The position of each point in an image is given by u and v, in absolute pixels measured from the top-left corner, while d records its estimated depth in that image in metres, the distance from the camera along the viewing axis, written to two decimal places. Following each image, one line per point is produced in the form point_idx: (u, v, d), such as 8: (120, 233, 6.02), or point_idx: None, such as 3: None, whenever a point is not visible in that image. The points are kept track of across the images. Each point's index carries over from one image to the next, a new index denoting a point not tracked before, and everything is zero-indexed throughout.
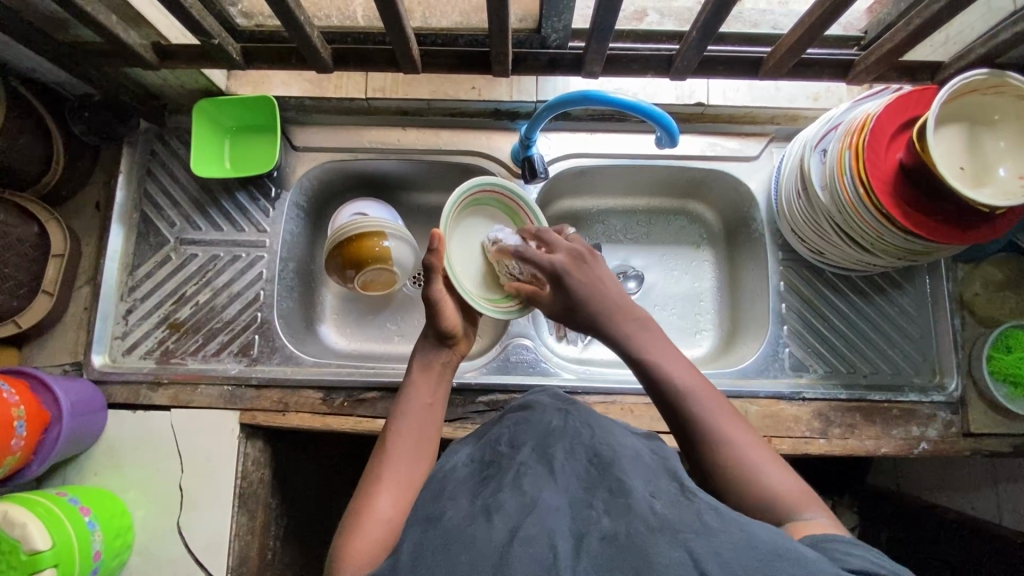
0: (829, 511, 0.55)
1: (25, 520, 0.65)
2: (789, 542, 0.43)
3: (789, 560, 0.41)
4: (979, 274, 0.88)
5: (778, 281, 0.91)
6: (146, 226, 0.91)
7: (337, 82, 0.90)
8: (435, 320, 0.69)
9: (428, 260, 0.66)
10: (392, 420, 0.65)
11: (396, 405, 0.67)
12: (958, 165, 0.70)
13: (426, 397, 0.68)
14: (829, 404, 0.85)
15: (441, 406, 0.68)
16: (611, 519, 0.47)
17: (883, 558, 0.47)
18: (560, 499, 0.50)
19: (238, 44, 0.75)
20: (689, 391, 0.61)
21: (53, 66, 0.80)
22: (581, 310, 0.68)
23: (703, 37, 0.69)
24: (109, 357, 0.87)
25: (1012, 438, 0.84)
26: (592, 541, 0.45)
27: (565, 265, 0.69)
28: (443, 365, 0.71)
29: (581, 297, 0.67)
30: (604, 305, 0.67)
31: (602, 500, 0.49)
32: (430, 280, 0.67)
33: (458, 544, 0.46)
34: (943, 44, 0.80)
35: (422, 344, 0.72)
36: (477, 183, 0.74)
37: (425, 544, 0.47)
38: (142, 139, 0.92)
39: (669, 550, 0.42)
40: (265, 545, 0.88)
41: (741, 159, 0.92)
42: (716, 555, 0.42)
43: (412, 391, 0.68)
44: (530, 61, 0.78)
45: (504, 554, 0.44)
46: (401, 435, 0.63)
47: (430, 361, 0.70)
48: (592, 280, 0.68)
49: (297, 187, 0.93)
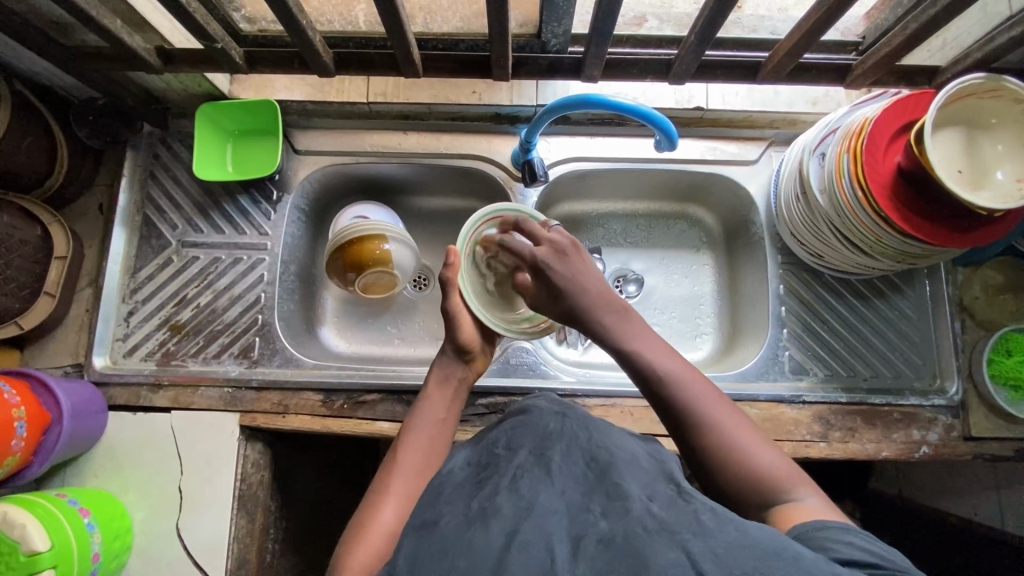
0: (821, 491, 0.55)
1: (25, 522, 0.65)
2: (785, 540, 0.43)
3: (785, 559, 0.41)
4: (978, 277, 0.88)
5: (778, 285, 0.91)
6: (148, 228, 0.92)
7: (339, 87, 0.90)
8: (452, 332, 0.71)
9: (444, 274, 0.70)
10: (406, 432, 0.66)
11: (410, 417, 0.68)
12: (956, 169, 0.71)
13: (439, 412, 0.68)
14: (829, 407, 0.85)
15: (453, 421, 0.69)
16: (608, 522, 0.47)
17: (881, 546, 0.46)
18: (557, 501, 0.50)
19: (241, 49, 0.76)
20: (676, 377, 0.61)
21: (58, 70, 0.80)
22: (563, 301, 0.67)
23: (701, 42, 0.70)
24: (110, 359, 0.87)
25: (1013, 442, 0.83)
26: (589, 543, 0.45)
27: (548, 256, 0.68)
28: (459, 381, 0.72)
29: (563, 287, 0.67)
30: (586, 294, 0.66)
31: (599, 504, 0.49)
32: (448, 292, 0.70)
33: (456, 551, 0.45)
34: (941, 49, 0.80)
35: (440, 357, 0.73)
36: (501, 208, 0.74)
37: (421, 550, 0.47)
38: (145, 142, 0.92)
39: (666, 552, 0.42)
40: (264, 549, 0.87)
41: (741, 163, 0.93)
42: (714, 556, 0.41)
43: (425, 405, 0.68)
44: (530, 66, 0.79)
45: (501, 559, 0.44)
46: (411, 448, 0.64)
47: (447, 376, 0.71)
48: (571, 271, 0.67)
49: (298, 190, 0.93)
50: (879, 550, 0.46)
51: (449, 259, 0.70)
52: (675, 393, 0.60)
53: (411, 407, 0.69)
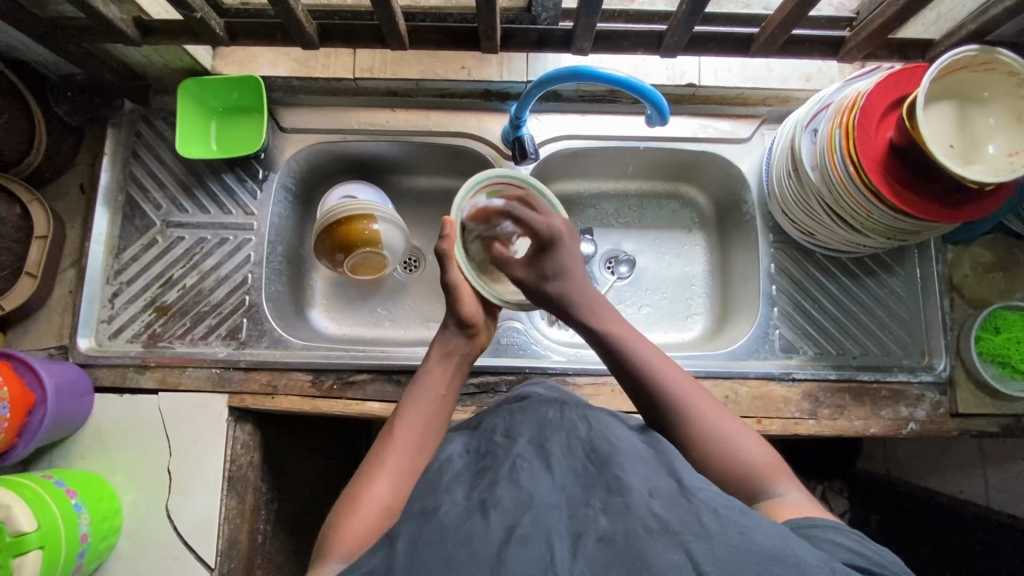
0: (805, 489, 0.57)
1: (9, 503, 0.64)
2: (789, 545, 0.43)
3: (788, 564, 0.40)
4: (968, 255, 0.88)
5: (769, 264, 0.91)
6: (132, 209, 0.90)
7: (324, 62, 0.89)
8: (454, 306, 0.69)
9: (440, 247, 0.68)
10: (404, 404, 0.65)
11: (409, 389, 0.66)
12: (947, 144, 0.71)
13: (440, 387, 0.66)
14: (818, 384, 0.85)
15: (453, 397, 0.68)
16: (609, 518, 0.46)
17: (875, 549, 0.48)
18: (557, 498, 0.50)
19: (222, 20, 0.74)
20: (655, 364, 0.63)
21: (34, 43, 0.78)
22: (557, 281, 0.70)
23: (692, 13, 0.68)
24: (95, 340, 0.86)
25: (1000, 418, 0.84)
26: (589, 541, 0.44)
27: (559, 234, 0.71)
28: (462, 355, 0.70)
29: (560, 267, 0.70)
30: (577, 283, 0.70)
31: (599, 499, 0.49)
32: (445, 264, 0.69)
33: (455, 541, 0.45)
34: (934, 23, 0.80)
35: (443, 330, 0.71)
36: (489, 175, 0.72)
37: (420, 537, 0.46)
38: (127, 120, 0.90)
39: (667, 553, 0.42)
40: (255, 530, 0.87)
41: (733, 141, 0.92)
42: (717, 558, 0.40)
43: (426, 379, 0.67)
44: (519, 39, 0.77)
45: (500, 553, 0.43)
46: (409, 421, 0.63)
47: (450, 349, 0.69)
48: (573, 257, 0.72)
49: (285, 169, 0.92)
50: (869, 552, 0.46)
51: (445, 231, 0.68)
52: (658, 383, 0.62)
53: (413, 377, 0.68)
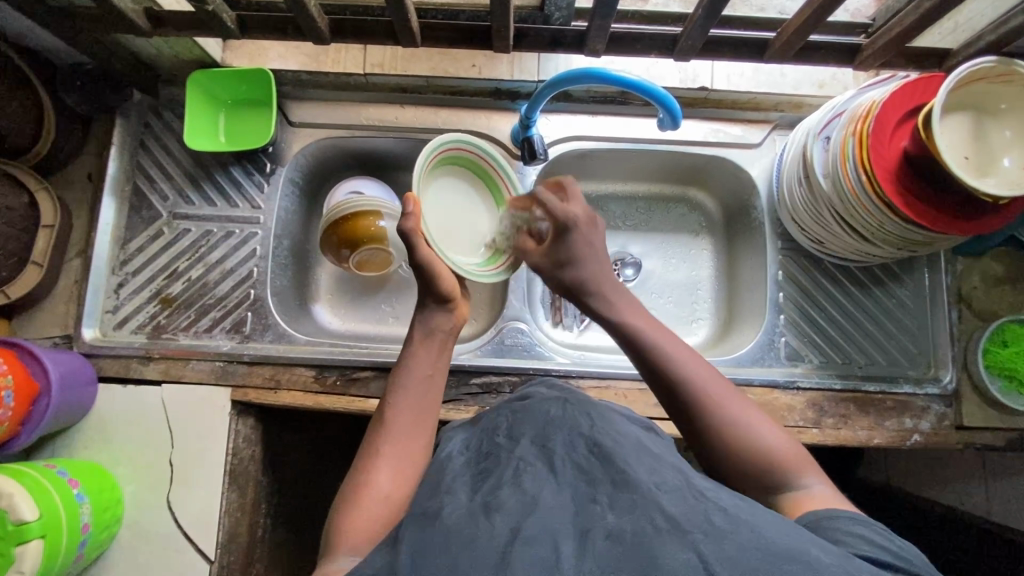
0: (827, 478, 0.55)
1: (12, 492, 0.64)
2: (799, 543, 0.42)
3: (800, 563, 0.39)
4: (979, 267, 0.88)
5: (777, 271, 0.90)
6: (138, 199, 0.90)
7: (335, 56, 0.90)
8: (430, 283, 0.66)
9: (407, 225, 0.63)
10: (392, 391, 0.63)
11: (396, 375, 0.64)
12: (963, 156, 0.69)
13: (427, 368, 0.64)
14: (823, 394, 0.85)
15: (443, 375, 0.65)
16: (616, 516, 0.45)
17: (907, 549, 0.47)
18: (562, 494, 0.49)
19: (234, 13, 0.74)
20: (660, 342, 0.62)
21: (44, 31, 0.78)
22: (571, 267, 0.68)
23: (708, 16, 0.68)
24: (100, 331, 0.86)
25: (1006, 432, 0.84)
26: (596, 539, 0.43)
27: (580, 221, 0.69)
28: (444, 334, 0.67)
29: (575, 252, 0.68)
30: (592, 270, 0.68)
31: (605, 495, 0.48)
32: (411, 243, 0.64)
33: (459, 545, 0.44)
34: (952, 32, 0.80)
35: (421, 310, 0.68)
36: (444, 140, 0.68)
37: (425, 539, 0.45)
38: (135, 110, 0.90)
39: (677, 552, 0.41)
40: (254, 524, 0.87)
41: (743, 146, 0.91)
42: (727, 557, 0.40)
43: (411, 363, 0.64)
44: (531, 38, 0.76)
45: (505, 555, 0.42)
46: (401, 410, 0.61)
47: (430, 329, 0.66)
48: (591, 244, 0.69)
49: (293, 163, 0.92)
50: (896, 550, 0.46)
51: (410, 209, 0.63)
52: (658, 354, 0.61)
53: (397, 361, 0.65)
